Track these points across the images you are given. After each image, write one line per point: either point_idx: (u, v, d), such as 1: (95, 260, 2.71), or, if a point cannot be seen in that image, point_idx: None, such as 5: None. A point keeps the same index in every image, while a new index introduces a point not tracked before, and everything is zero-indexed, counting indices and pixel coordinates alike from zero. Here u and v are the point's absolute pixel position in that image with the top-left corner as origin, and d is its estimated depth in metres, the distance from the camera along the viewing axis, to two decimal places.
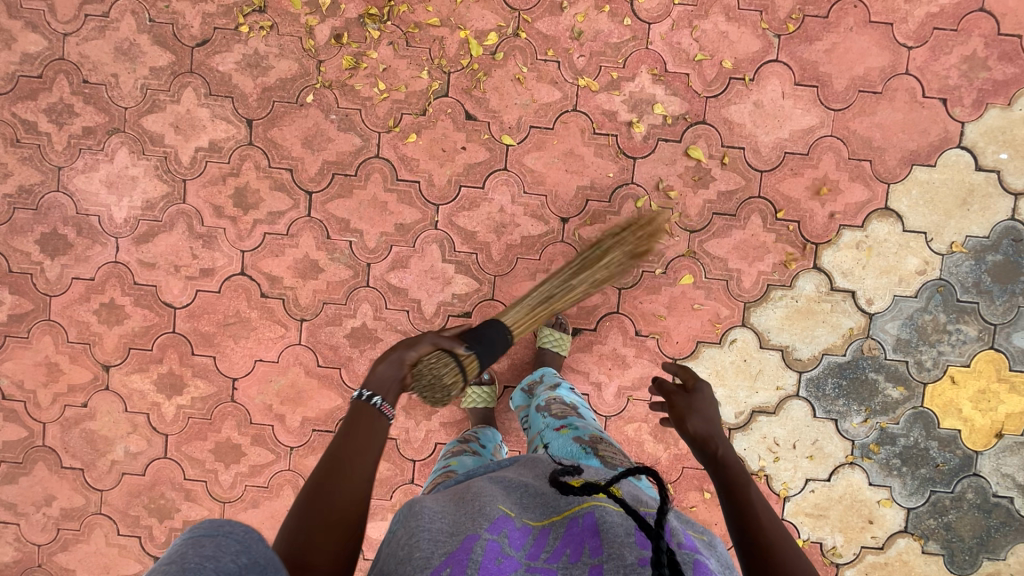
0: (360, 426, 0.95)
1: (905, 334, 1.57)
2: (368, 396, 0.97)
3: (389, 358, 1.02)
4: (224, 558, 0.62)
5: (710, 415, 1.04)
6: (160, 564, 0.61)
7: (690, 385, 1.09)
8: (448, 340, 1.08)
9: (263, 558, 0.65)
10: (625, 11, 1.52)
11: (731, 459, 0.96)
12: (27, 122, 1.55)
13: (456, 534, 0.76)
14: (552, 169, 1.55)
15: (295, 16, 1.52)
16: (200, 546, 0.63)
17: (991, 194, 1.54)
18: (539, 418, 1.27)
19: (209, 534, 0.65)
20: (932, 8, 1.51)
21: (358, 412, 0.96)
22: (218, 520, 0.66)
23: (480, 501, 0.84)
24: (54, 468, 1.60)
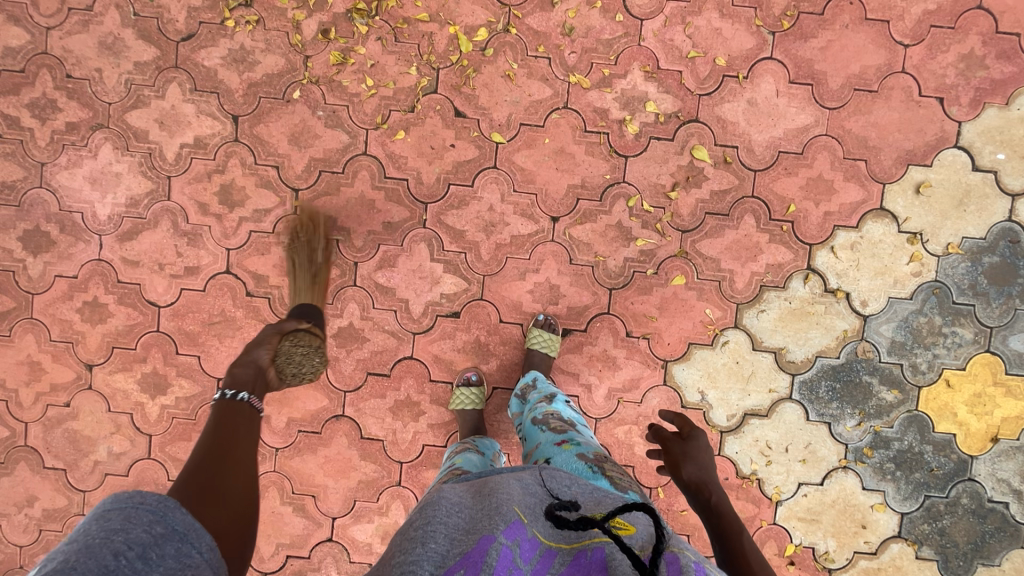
0: (234, 419, 1.06)
1: (900, 337, 1.55)
2: (232, 394, 1.10)
3: (247, 359, 1.20)
4: (136, 529, 0.75)
5: (704, 463, 1.14)
6: (75, 538, 0.74)
7: (685, 433, 1.20)
8: (289, 324, 1.34)
9: (178, 526, 0.80)
10: (617, 7, 1.49)
11: (722, 506, 1.04)
12: (9, 118, 1.52)
13: (471, 533, 0.73)
14: (543, 168, 1.52)
15: (282, 11, 1.50)
16: (111, 519, 0.76)
17: (987, 195, 1.52)
18: (538, 432, 1.23)
19: (117, 509, 0.78)
20: (929, 5, 1.49)
21: (224, 411, 1.08)
22: (127, 494, 0.79)
23: (497, 499, 0.80)
24: (37, 468, 1.58)
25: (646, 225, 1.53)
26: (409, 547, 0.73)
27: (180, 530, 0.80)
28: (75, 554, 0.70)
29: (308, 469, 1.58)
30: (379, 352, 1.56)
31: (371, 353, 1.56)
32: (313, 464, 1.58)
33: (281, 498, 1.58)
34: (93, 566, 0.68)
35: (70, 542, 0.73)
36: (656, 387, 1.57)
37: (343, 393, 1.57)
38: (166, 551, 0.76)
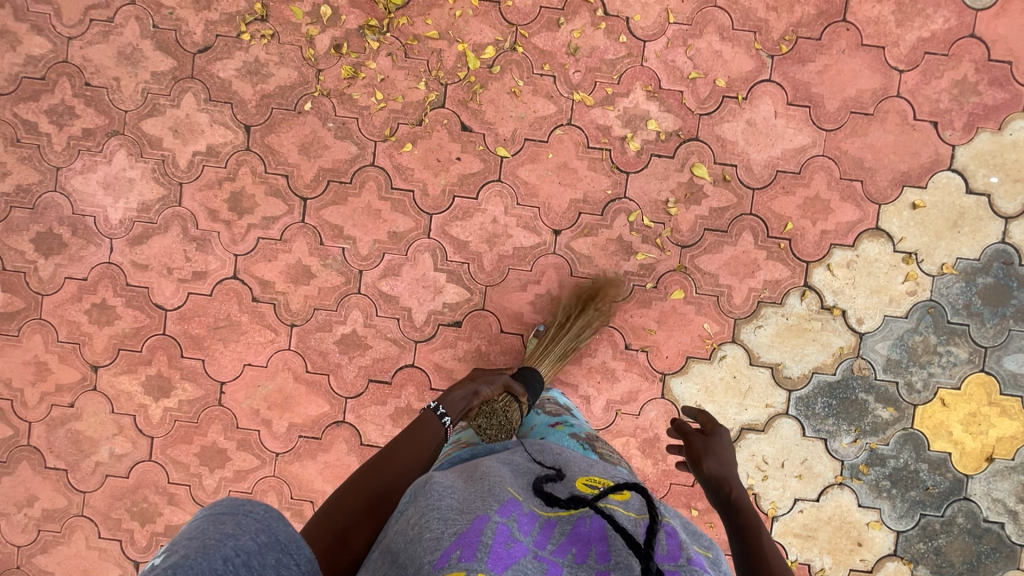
0: (422, 434, 1.12)
1: (895, 355, 1.57)
2: (436, 409, 1.18)
3: (468, 389, 1.24)
4: (244, 536, 0.65)
5: (726, 459, 1.05)
6: (183, 537, 0.63)
7: (708, 429, 1.10)
8: (517, 385, 1.32)
9: (281, 536, 0.68)
10: (621, 28, 1.54)
11: (745, 506, 0.97)
12: (28, 123, 1.56)
13: (466, 514, 0.73)
14: (546, 182, 1.56)
15: (296, 26, 1.54)
16: (223, 522, 0.66)
17: (981, 217, 1.55)
18: (534, 416, 1.26)
19: (230, 512, 0.68)
20: (924, 33, 1.53)
21: (421, 423, 1.15)
22: (239, 499, 0.70)
23: (489, 481, 0.82)
24: (39, 468, 1.59)
25: (646, 240, 1.56)
26: (406, 546, 0.71)
27: (283, 540, 0.68)
28: (188, 552, 0.61)
29: (308, 474, 1.59)
30: (381, 360, 1.58)
31: (374, 361, 1.58)
32: (312, 469, 1.59)
33: (280, 503, 1.59)
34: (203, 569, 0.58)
35: (177, 539, 0.63)
36: (654, 400, 1.59)
37: (345, 399, 1.58)
38: (267, 562, 0.65)
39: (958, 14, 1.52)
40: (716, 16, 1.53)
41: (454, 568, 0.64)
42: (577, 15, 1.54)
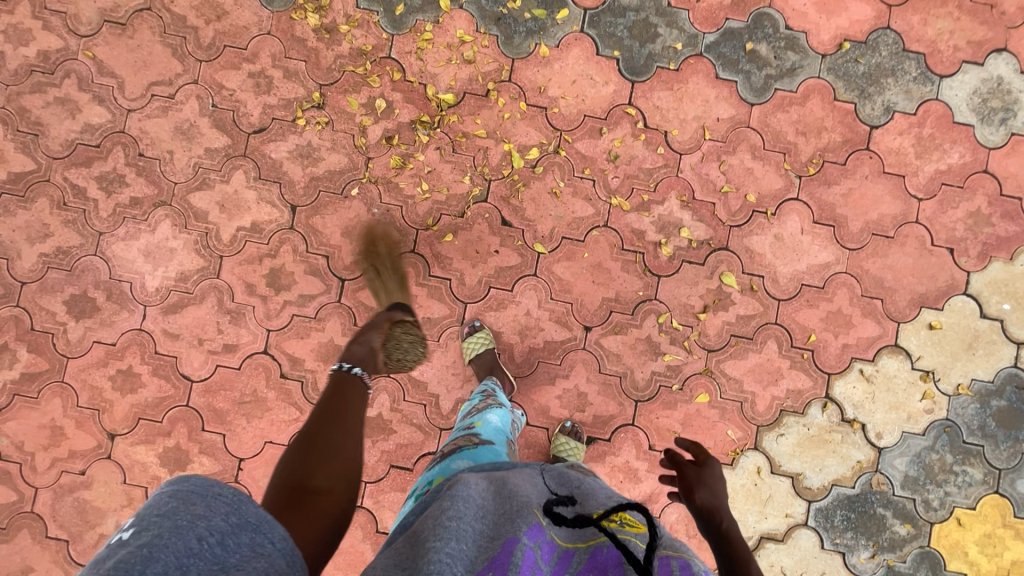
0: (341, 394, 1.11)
1: (912, 472, 1.59)
2: (347, 367, 1.16)
3: (363, 339, 1.27)
4: (216, 518, 0.68)
5: (718, 491, 1.12)
6: (154, 514, 0.66)
7: (701, 460, 1.18)
8: (400, 312, 1.41)
9: (252, 517, 0.72)
10: (659, 140, 1.62)
11: (734, 535, 1.01)
12: (77, 187, 1.59)
13: (497, 539, 0.72)
14: (580, 279, 1.60)
15: (351, 115, 1.61)
16: (193, 501, 0.69)
17: (995, 341, 1.61)
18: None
19: (199, 494, 0.70)
20: (941, 165, 1.63)
21: (340, 383, 1.13)
22: (207, 480, 0.72)
23: (517, 502, 0.80)
24: (38, 537, 1.52)
25: (674, 342, 1.60)
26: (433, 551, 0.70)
27: (254, 521, 0.72)
28: (160, 532, 0.63)
29: None
30: (405, 444, 1.57)
31: (397, 446, 1.57)
32: None
33: None
34: (179, 549, 0.62)
35: (143, 516, 0.66)
36: (674, 503, 1.59)
37: (364, 483, 1.56)
38: (241, 541, 0.70)
39: (973, 151, 1.63)
40: (749, 136, 1.63)
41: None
42: (619, 125, 1.63)
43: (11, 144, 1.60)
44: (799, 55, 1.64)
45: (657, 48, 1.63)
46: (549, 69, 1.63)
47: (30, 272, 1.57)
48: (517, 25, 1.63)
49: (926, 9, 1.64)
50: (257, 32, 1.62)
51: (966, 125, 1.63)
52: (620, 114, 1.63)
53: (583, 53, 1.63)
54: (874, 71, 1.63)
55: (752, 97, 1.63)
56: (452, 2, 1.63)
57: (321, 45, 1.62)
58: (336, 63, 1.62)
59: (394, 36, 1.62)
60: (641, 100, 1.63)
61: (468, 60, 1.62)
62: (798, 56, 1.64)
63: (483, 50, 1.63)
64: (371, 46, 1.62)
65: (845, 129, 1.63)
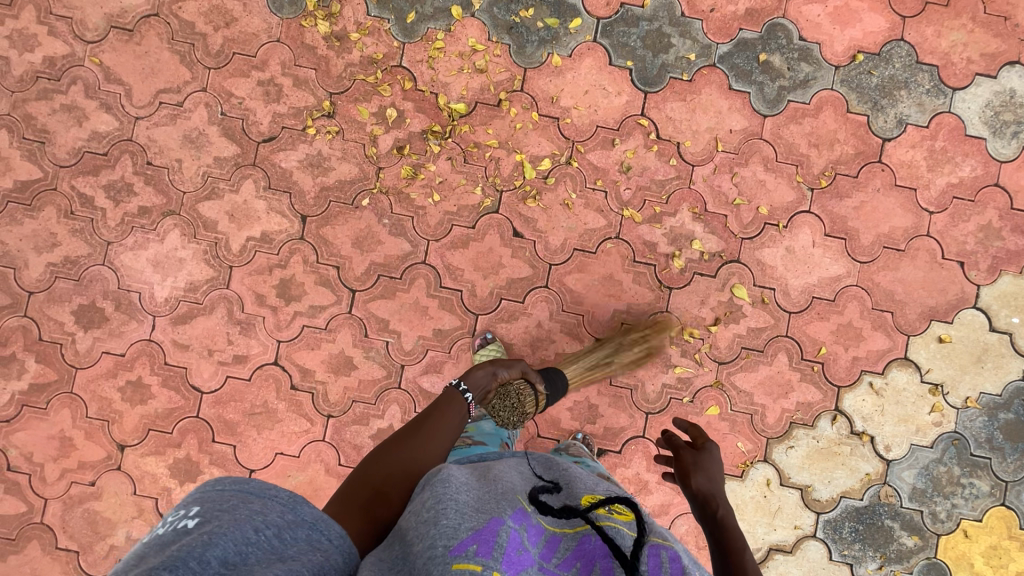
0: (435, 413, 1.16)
1: (920, 484, 1.60)
2: (459, 386, 1.22)
3: (490, 366, 1.30)
4: (272, 514, 0.69)
5: (715, 475, 1.11)
6: (217, 508, 0.68)
7: (699, 444, 1.17)
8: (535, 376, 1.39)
9: (308, 516, 0.72)
10: (672, 152, 1.62)
11: (730, 523, 1.01)
12: (84, 196, 1.58)
13: (482, 513, 0.75)
14: (592, 291, 1.60)
15: (361, 124, 1.60)
16: (252, 498, 0.70)
17: (1003, 354, 1.62)
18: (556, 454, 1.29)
19: (258, 493, 0.71)
20: (952, 179, 1.63)
21: (445, 399, 1.20)
22: (264, 482, 0.73)
23: (504, 489, 0.84)
24: (48, 548, 1.52)
25: (685, 354, 1.60)
26: (423, 530, 0.73)
27: (310, 519, 0.72)
28: (221, 523, 0.64)
29: None
30: None
31: None
32: None
33: None
34: (237, 538, 0.63)
35: (208, 507, 0.68)
36: (684, 515, 1.59)
37: None
38: (297, 537, 0.70)
39: (984, 164, 1.63)
40: (761, 148, 1.62)
41: (470, 560, 0.66)
42: (631, 136, 1.62)
43: (17, 152, 1.58)
44: (812, 67, 1.63)
45: (670, 59, 1.62)
46: (562, 79, 1.62)
47: (37, 282, 1.56)
48: (530, 34, 1.61)
49: (940, 20, 1.64)
50: (267, 40, 1.60)
51: (978, 139, 1.63)
52: (633, 124, 1.62)
53: (596, 63, 1.62)
54: (887, 83, 1.63)
55: (765, 109, 1.62)
56: (464, 10, 1.61)
57: (332, 53, 1.60)
58: (347, 72, 1.60)
59: (405, 44, 1.61)
60: (654, 111, 1.62)
61: (480, 70, 1.61)
62: (812, 67, 1.63)
63: (495, 59, 1.61)
64: (382, 54, 1.61)
65: (857, 141, 1.63)
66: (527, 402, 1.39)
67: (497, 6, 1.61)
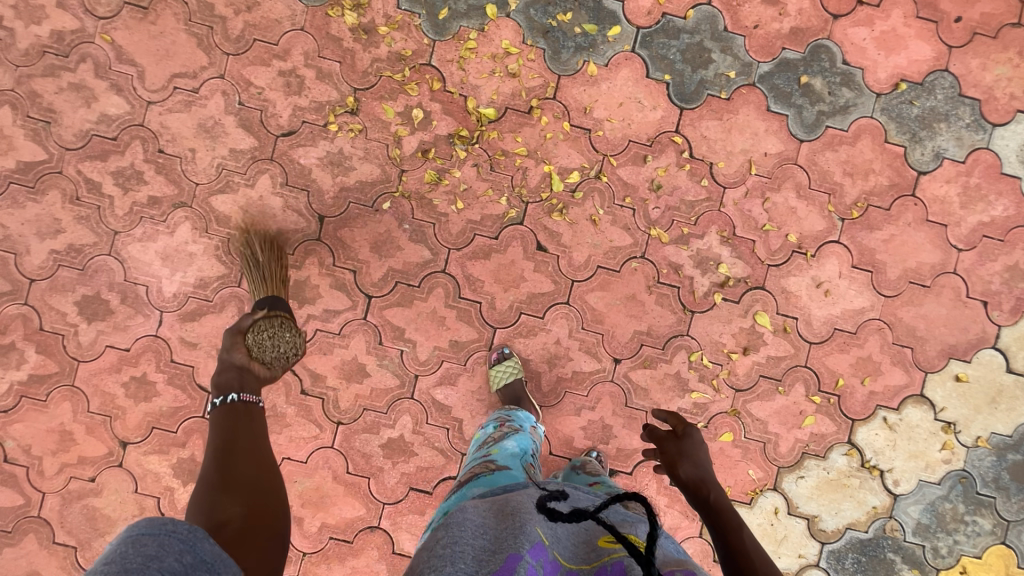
0: (234, 421, 1.11)
1: (925, 519, 1.61)
2: (224, 399, 1.14)
3: (217, 371, 1.21)
4: (168, 557, 0.68)
5: (700, 460, 1.14)
6: (100, 562, 0.65)
7: (680, 431, 1.20)
8: (246, 319, 1.33)
9: (206, 555, 0.74)
10: (704, 172, 1.57)
11: (722, 504, 1.04)
12: (91, 182, 1.50)
13: (498, 553, 0.72)
14: (613, 311, 1.57)
15: (385, 124, 1.53)
16: (143, 544, 0.68)
17: (1017, 396, 1.61)
18: (575, 475, 1.33)
19: (150, 534, 0.69)
20: (984, 217, 1.60)
21: (227, 414, 1.12)
22: (160, 520, 0.72)
23: (522, 517, 0.80)
24: (45, 542, 1.49)
25: (702, 379, 1.58)
26: (437, 564, 0.71)
27: (208, 559, 0.74)
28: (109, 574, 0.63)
29: None
30: (425, 467, 1.54)
31: (418, 469, 1.54)
32: (339, 575, 1.52)
33: None
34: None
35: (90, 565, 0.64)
36: (692, 537, 1.59)
37: (382, 504, 1.53)
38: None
39: (1017, 204, 1.60)
40: (796, 173, 1.58)
41: None
42: (664, 153, 1.57)
43: (20, 130, 1.49)
44: (854, 93, 1.58)
45: (710, 75, 1.57)
46: (597, 89, 1.56)
47: (39, 269, 1.50)
48: (566, 39, 1.55)
49: (987, 53, 1.59)
50: (290, 28, 1.52)
51: (1014, 177, 1.60)
52: (666, 141, 1.57)
53: (633, 74, 1.56)
54: (928, 115, 1.59)
55: (802, 133, 1.58)
56: (499, 10, 1.54)
57: (357, 46, 1.53)
58: (373, 67, 1.53)
59: (436, 41, 1.54)
60: (689, 128, 1.57)
61: (512, 74, 1.54)
62: (853, 93, 1.58)
63: (528, 63, 1.55)
64: (411, 51, 1.53)
65: (893, 173, 1.59)
66: (270, 322, 1.36)
67: (534, 7, 1.54)
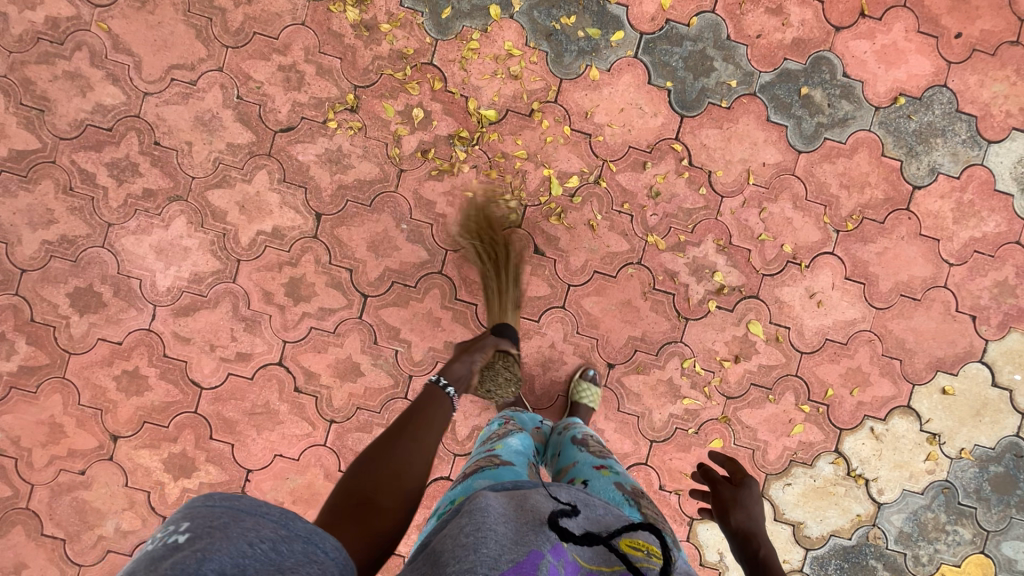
0: (425, 405, 1.11)
1: (907, 528, 1.64)
2: (440, 382, 1.18)
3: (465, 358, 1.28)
4: (266, 529, 0.61)
5: (756, 514, 1.04)
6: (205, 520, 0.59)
7: (738, 479, 1.09)
8: (505, 342, 1.39)
9: (301, 532, 0.64)
10: (702, 180, 1.58)
11: (772, 563, 0.92)
12: (85, 172, 1.48)
13: (521, 545, 0.71)
14: (608, 316, 1.58)
15: (385, 122, 1.52)
16: (242, 518, 0.61)
17: (1002, 410, 1.64)
18: (574, 451, 1.19)
19: (248, 509, 0.63)
20: (976, 233, 1.62)
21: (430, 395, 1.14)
22: (256, 497, 0.65)
23: (541, 515, 0.79)
24: (33, 534, 1.48)
25: (694, 385, 1.59)
26: (461, 552, 0.69)
27: (304, 534, 0.64)
28: (215, 536, 0.57)
29: None
30: None
31: None
32: None
33: None
34: (234, 551, 0.56)
35: (196, 523, 0.59)
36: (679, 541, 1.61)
37: None
38: (294, 551, 0.62)
39: (1008, 221, 1.62)
40: (793, 184, 1.59)
41: None
42: (663, 160, 1.57)
43: (13, 118, 1.47)
44: (853, 105, 1.59)
45: (711, 83, 1.57)
46: (598, 94, 1.55)
47: (31, 259, 1.48)
48: (569, 43, 1.54)
49: (985, 69, 1.60)
50: (291, 22, 1.51)
51: (1006, 194, 1.62)
52: (665, 148, 1.57)
53: (634, 80, 1.56)
54: (925, 130, 1.60)
55: (801, 145, 1.59)
56: (502, 10, 1.53)
57: (359, 43, 1.51)
58: (374, 65, 1.52)
59: (438, 41, 1.52)
60: (689, 136, 1.57)
61: (514, 76, 1.54)
62: (852, 106, 1.59)
63: (531, 66, 1.54)
64: (413, 49, 1.52)
65: (888, 186, 1.61)
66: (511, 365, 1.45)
67: (537, 9, 1.53)
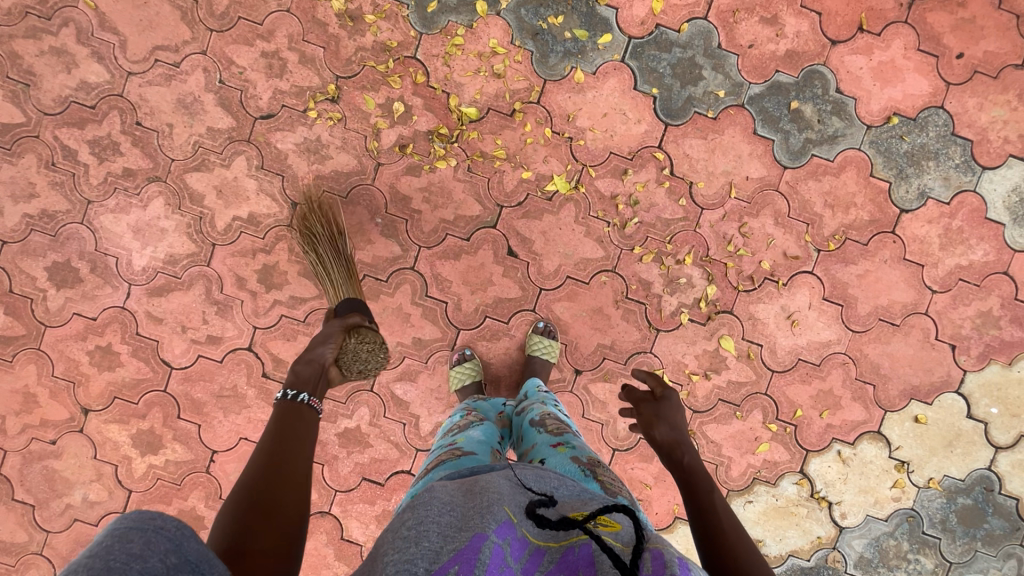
0: (291, 423, 0.98)
1: (868, 553, 1.62)
2: (293, 395, 1.03)
3: (312, 356, 1.12)
4: (150, 558, 0.55)
5: (677, 423, 1.07)
6: (84, 556, 0.53)
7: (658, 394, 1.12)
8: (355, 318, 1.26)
9: (193, 556, 0.59)
10: (683, 191, 1.55)
11: (695, 465, 0.96)
12: (67, 149, 1.50)
13: (464, 531, 0.68)
14: (578, 322, 1.57)
15: (365, 115, 1.51)
16: (119, 547, 0.54)
17: (975, 442, 1.61)
18: (534, 433, 1.17)
19: (137, 530, 0.57)
20: (962, 260, 1.58)
21: (286, 413, 1.00)
22: (145, 512, 0.59)
23: (488, 496, 0.75)
24: (4, 498, 1.53)
25: None
26: (401, 545, 0.67)
27: (195, 560, 0.59)
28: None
29: None
30: (378, 459, 1.57)
31: (371, 459, 1.57)
32: None
33: None
34: None
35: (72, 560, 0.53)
36: None
37: (334, 491, 1.56)
38: None
39: (997, 250, 1.58)
40: (775, 201, 1.56)
41: None
42: (644, 168, 1.55)
43: None
44: (844, 122, 1.55)
45: (698, 92, 1.53)
46: (582, 97, 1.53)
47: (12, 231, 1.50)
48: (555, 43, 1.52)
49: (985, 92, 1.55)
50: (276, 8, 1.50)
51: (997, 223, 1.57)
52: (647, 156, 1.55)
53: (620, 85, 1.53)
54: (917, 152, 1.56)
55: (786, 160, 1.55)
56: (489, 7, 1.51)
57: (343, 33, 1.50)
58: (357, 56, 1.51)
59: (423, 34, 1.51)
60: (672, 145, 1.54)
61: (497, 74, 1.52)
62: (843, 123, 1.55)
63: (515, 65, 1.52)
64: (396, 42, 1.51)
65: (875, 208, 1.57)
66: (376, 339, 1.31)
67: (525, 8, 1.51)
